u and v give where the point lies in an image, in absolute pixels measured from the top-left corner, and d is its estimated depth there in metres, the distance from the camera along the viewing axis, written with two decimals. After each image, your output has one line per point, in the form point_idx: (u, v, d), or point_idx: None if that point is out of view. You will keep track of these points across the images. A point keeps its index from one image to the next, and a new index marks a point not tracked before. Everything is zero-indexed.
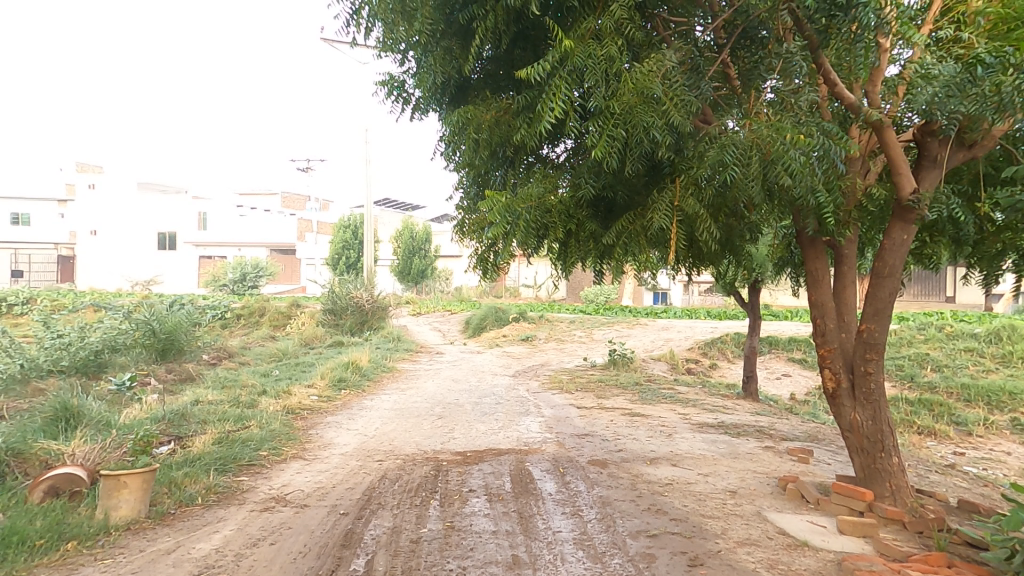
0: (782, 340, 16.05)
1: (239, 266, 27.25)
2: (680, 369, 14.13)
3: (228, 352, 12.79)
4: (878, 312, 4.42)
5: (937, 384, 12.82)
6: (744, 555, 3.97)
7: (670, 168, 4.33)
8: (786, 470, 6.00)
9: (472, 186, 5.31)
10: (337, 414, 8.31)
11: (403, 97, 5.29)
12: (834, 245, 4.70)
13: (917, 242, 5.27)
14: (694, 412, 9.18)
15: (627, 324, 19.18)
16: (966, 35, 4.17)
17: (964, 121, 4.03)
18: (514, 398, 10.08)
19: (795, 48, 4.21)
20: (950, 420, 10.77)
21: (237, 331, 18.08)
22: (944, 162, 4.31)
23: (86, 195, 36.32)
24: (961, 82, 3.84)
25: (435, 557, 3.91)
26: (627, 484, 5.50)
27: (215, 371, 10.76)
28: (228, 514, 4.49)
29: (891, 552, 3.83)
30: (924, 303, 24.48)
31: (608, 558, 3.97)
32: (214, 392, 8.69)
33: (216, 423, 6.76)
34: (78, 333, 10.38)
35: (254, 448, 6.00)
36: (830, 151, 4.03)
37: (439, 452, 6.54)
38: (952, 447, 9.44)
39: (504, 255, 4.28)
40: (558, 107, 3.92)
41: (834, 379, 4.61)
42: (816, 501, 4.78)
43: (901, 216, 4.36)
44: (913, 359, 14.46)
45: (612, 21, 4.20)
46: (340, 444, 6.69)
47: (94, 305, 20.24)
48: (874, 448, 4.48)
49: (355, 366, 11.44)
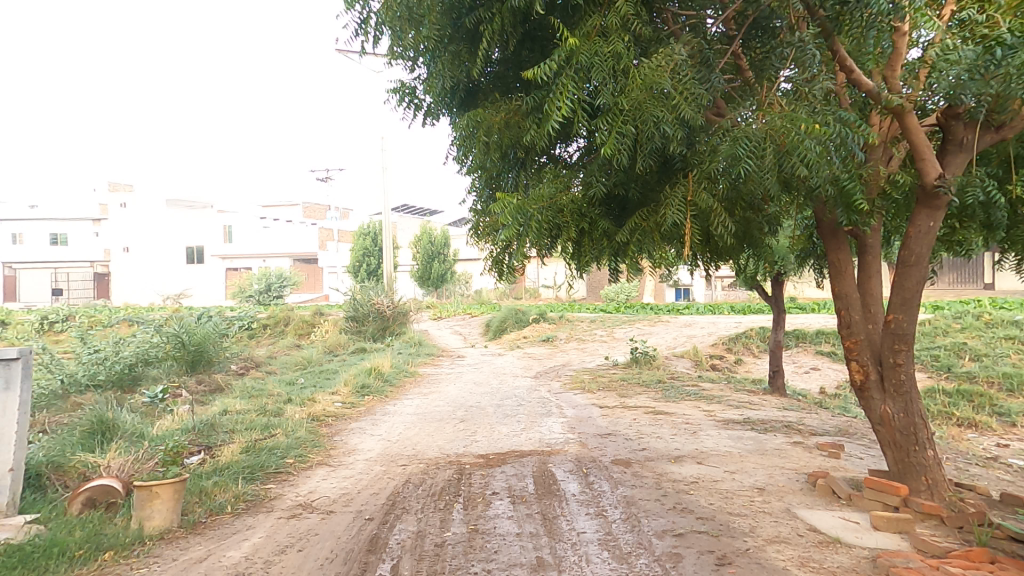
0: (809, 333, 15.66)
1: (265, 278, 27.74)
2: (704, 365, 13.91)
3: (255, 363, 13.07)
4: (906, 302, 4.29)
5: (976, 373, 12.34)
6: (774, 553, 3.89)
7: (683, 163, 4.29)
8: (816, 466, 5.85)
9: (485, 189, 5.33)
10: (361, 420, 8.44)
11: (415, 103, 5.34)
12: (856, 234, 4.60)
13: (946, 228, 5.06)
14: (719, 409, 9.02)
15: (649, 321, 18.99)
16: (989, 15, 3.98)
17: (991, 103, 3.90)
18: (536, 399, 10.04)
19: (808, 37, 4.18)
20: (991, 411, 10.37)
21: (263, 342, 18.46)
22: (971, 145, 4.13)
23: (118, 214, 37.82)
24: (984, 66, 3.69)
25: (460, 561, 3.93)
26: (651, 483, 5.45)
27: (243, 380, 11.02)
28: (257, 521, 4.60)
29: (929, 548, 3.69)
30: (960, 290, 23.51)
31: (635, 558, 3.94)
32: (241, 402, 8.91)
33: (244, 432, 6.94)
34: (113, 347, 10.74)
35: (281, 456, 6.14)
36: (847, 140, 3.95)
37: (462, 456, 6.57)
38: (994, 439, 9.08)
39: (518, 256, 4.31)
40: (566, 106, 3.93)
41: (862, 371, 4.48)
42: (848, 497, 4.65)
43: (927, 203, 4.20)
44: (950, 348, 13.94)
45: (618, 18, 4.17)
46: (364, 450, 6.79)
47: (129, 320, 21.03)
48: (907, 441, 4.34)
49: (378, 372, 11.57)
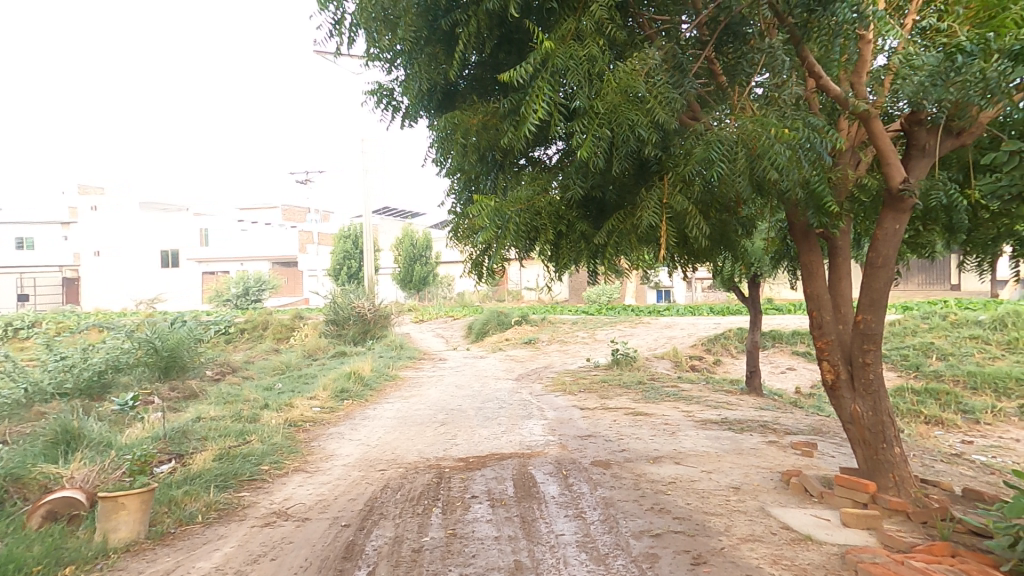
0: (785, 334, 15.96)
1: (242, 281, 27.25)
2: (683, 366, 14.08)
3: (231, 368, 12.81)
4: (874, 302, 4.40)
5: (943, 372, 12.70)
6: (747, 552, 3.94)
7: (658, 166, 4.35)
8: (790, 464, 5.96)
9: (464, 191, 5.33)
10: (340, 425, 8.33)
11: (393, 105, 5.31)
12: (827, 237, 4.71)
13: (911, 231, 5.20)
14: (698, 409, 9.13)
15: (630, 323, 19.15)
16: (949, 23, 4.14)
17: (951, 108, 4.02)
18: (517, 402, 10.03)
19: (778, 43, 4.35)
20: (957, 409, 10.68)
21: (240, 346, 18.11)
22: (934, 151, 4.24)
23: (90, 217, 36.81)
24: (945, 72, 3.80)
25: (437, 566, 3.91)
26: (630, 484, 5.49)
27: (218, 386, 10.80)
28: (229, 530, 4.51)
29: (895, 543, 3.78)
30: (928, 292, 24.22)
31: (612, 559, 3.96)
32: (216, 408, 8.73)
33: (217, 439, 6.80)
34: (81, 355, 10.51)
35: (255, 463, 6.03)
36: (815, 144, 4.05)
37: (442, 459, 6.54)
38: (959, 436, 9.36)
39: (496, 259, 4.30)
40: (542, 109, 3.95)
41: (833, 370, 4.58)
42: (819, 495, 4.74)
43: (893, 206, 4.31)
44: (918, 348, 14.32)
45: (593, 22, 4.20)
46: (342, 455, 6.71)
47: (99, 326, 20.44)
48: (876, 439, 4.44)
49: (358, 375, 11.45)
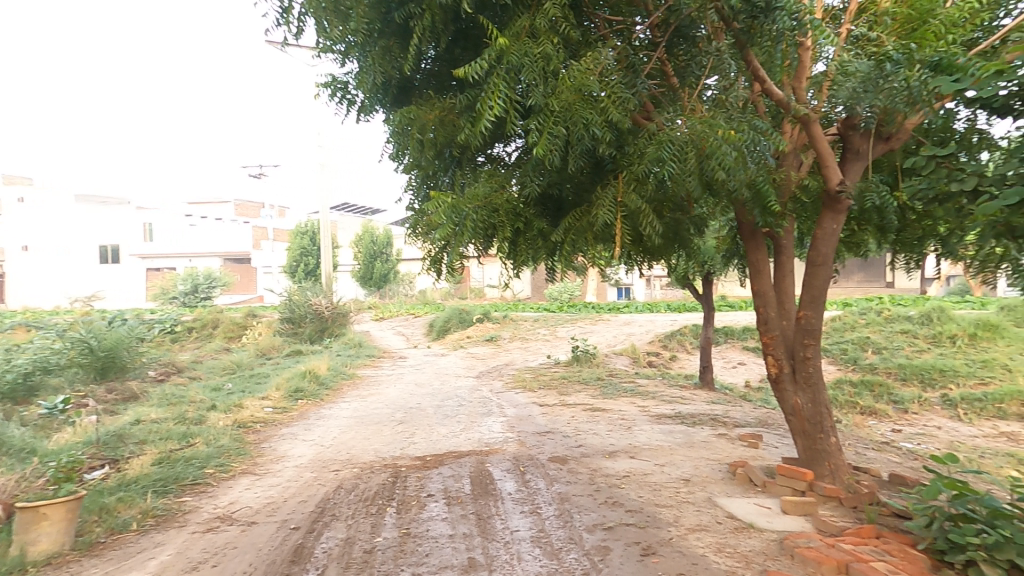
0: (737, 330, 16.57)
1: (190, 278, 26.06)
2: (641, 362, 14.40)
3: (176, 368, 12.24)
4: (814, 299, 4.61)
5: (877, 365, 13.48)
6: (694, 541, 4.06)
7: (613, 165, 4.42)
8: (737, 456, 6.18)
9: (422, 187, 5.27)
10: (293, 425, 8.09)
11: (348, 98, 5.18)
12: (773, 236, 4.89)
13: (846, 231, 5.48)
14: (653, 404, 9.36)
15: (591, 320, 19.42)
16: (878, 33, 4.40)
17: (880, 114, 4.25)
18: (477, 399, 10.01)
19: (725, 47, 4.54)
20: (889, 399, 11.38)
21: (187, 345, 17.30)
22: (866, 154, 4.48)
23: (19, 209, 34.30)
24: (875, 79, 3.99)
25: (389, 566, 3.85)
26: (586, 478, 5.56)
27: (160, 387, 10.28)
28: (167, 537, 4.31)
29: (828, 528, 3.98)
30: (865, 289, 25.69)
31: (565, 553, 4.00)
32: (157, 410, 8.31)
33: (157, 442, 6.48)
34: (5, 357, 9.83)
35: (199, 466, 5.79)
36: (760, 146, 4.20)
37: (398, 458, 6.45)
38: (890, 425, 9.99)
39: (454, 256, 4.27)
40: (498, 105, 3.93)
41: (777, 365, 4.76)
42: (762, 484, 4.94)
43: (831, 207, 4.52)
44: (856, 342, 15.15)
45: (546, 20, 4.20)
46: (294, 456, 6.52)
47: (28, 326, 19.06)
48: (814, 429, 4.66)
49: (313, 374, 11.15)
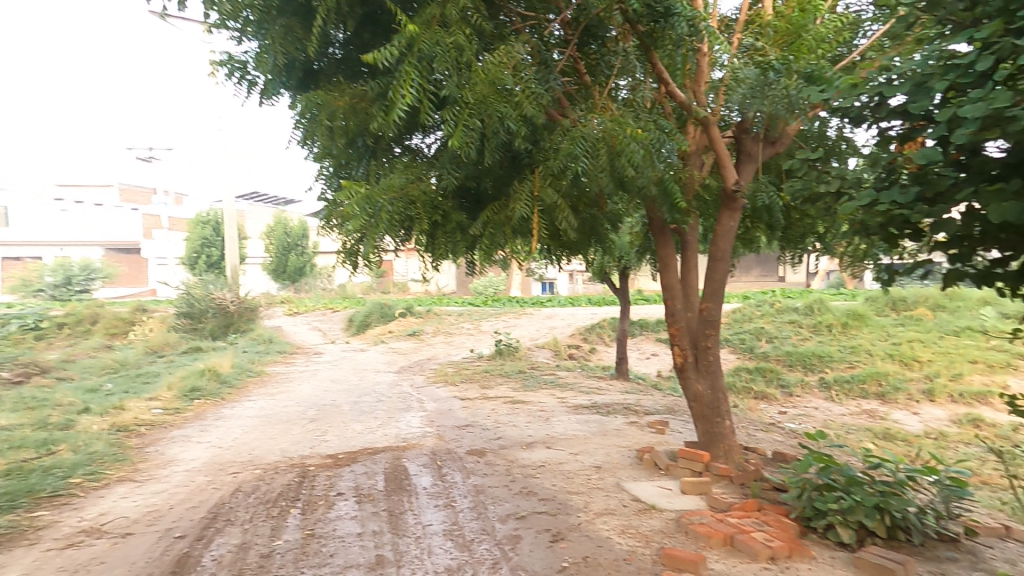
0: (651, 323, 17.44)
1: (62, 268, 23.17)
2: (562, 354, 14.75)
3: (43, 369, 10.84)
4: (715, 292, 4.91)
5: (769, 353, 14.73)
6: (600, 525, 4.19)
7: (530, 159, 4.45)
8: (646, 442, 6.49)
9: (334, 177, 5.03)
10: (186, 427, 7.44)
11: (248, 79, 4.81)
12: (679, 232, 5.15)
13: (742, 228, 5.90)
14: (571, 395, 9.63)
15: (514, 314, 19.60)
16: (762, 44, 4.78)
17: (766, 119, 4.62)
18: (396, 394, 9.76)
19: (631, 48, 4.75)
20: (778, 384, 12.51)
21: (60, 343, 15.34)
22: (757, 157, 4.83)
23: None
24: (758, 86, 4.34)
25: (288, 570, 3.63)
26: (502, 470, 5.58)
27: (21, 391, 9.04)
28: (15, 558, 3.79)
29: (719, 504, 4.27)
30: (762, 283, 28.06)
31: (476, 545, 3.98)
32: (14, 416, 7.31)
33: (6, 453, 5.77)
34: None
35: (62, 476, 5.18)
36: (665, 145, 4.40)
37: (307, 457, 6.13)
38: (778, 407, 10.99)
39: (369, 250, 4.06)
40: (410, 95, 3.78)
41: (682, 354, 5.03)
42: (666, 467, 5.21)
43: (729, 205, 4.83)
44: (753, 332, 16.47)
45: (458, 10, 4.12)
46: (186, 460, 6.00)
47: None
48: (712, 414, 4.97)
49: (213, 372, 10.33)
